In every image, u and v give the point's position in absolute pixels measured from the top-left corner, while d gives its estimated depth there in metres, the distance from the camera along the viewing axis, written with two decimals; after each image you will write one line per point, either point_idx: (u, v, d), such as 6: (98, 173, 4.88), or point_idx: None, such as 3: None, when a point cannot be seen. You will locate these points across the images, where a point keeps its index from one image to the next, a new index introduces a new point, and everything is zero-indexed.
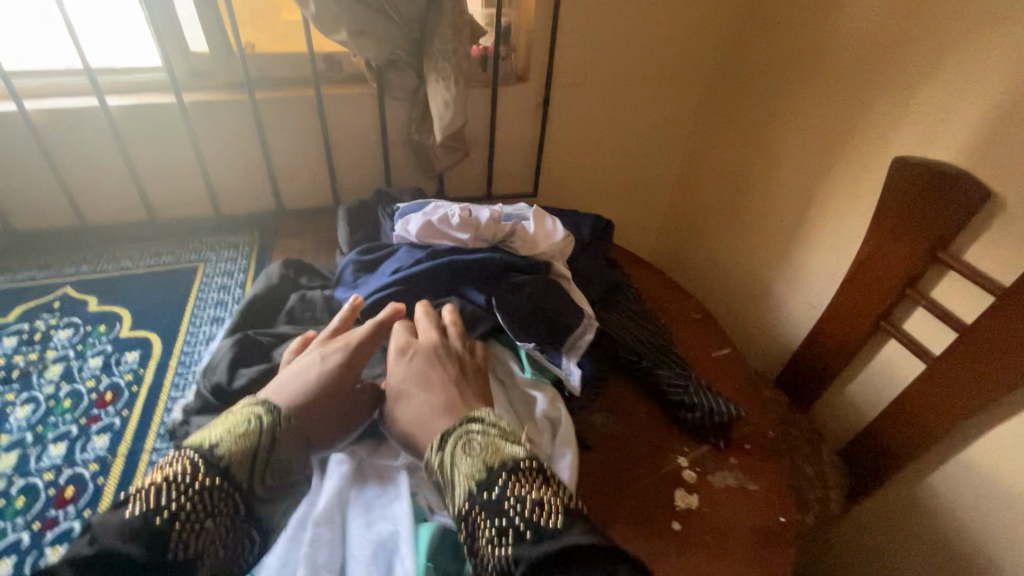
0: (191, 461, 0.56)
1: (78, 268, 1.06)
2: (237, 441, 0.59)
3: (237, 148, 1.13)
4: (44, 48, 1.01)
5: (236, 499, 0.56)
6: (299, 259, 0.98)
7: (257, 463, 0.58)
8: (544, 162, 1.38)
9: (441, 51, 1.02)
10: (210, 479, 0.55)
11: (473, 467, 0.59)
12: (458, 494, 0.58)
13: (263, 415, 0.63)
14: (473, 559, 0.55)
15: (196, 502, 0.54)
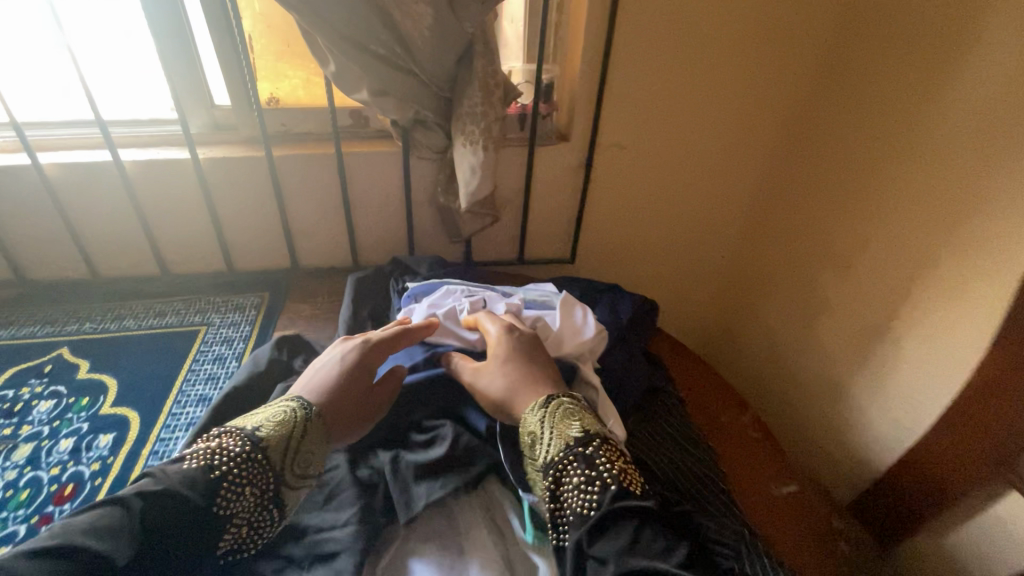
0: (238, 437, 0.60)
1: (81, 325, 1.01)
2: (276, 427, 0.62)
3: (254, 204, 1.07)
4: (70, 101, 0.98)
5: (270, 476, 0.59)
6: (296, 336, 0.90)
7: (291, 445, 0.62)
8: (584, 226, 1.24)
9: (469, 113, 0.92)
10: (251, 454, 0.59)
11: (570, 429, 0.63)
12: (547, 446, 0.63)
13: (297, 408, 0.65)
14: (550, 502, 0.61)
15: (242, 468, 0.58)
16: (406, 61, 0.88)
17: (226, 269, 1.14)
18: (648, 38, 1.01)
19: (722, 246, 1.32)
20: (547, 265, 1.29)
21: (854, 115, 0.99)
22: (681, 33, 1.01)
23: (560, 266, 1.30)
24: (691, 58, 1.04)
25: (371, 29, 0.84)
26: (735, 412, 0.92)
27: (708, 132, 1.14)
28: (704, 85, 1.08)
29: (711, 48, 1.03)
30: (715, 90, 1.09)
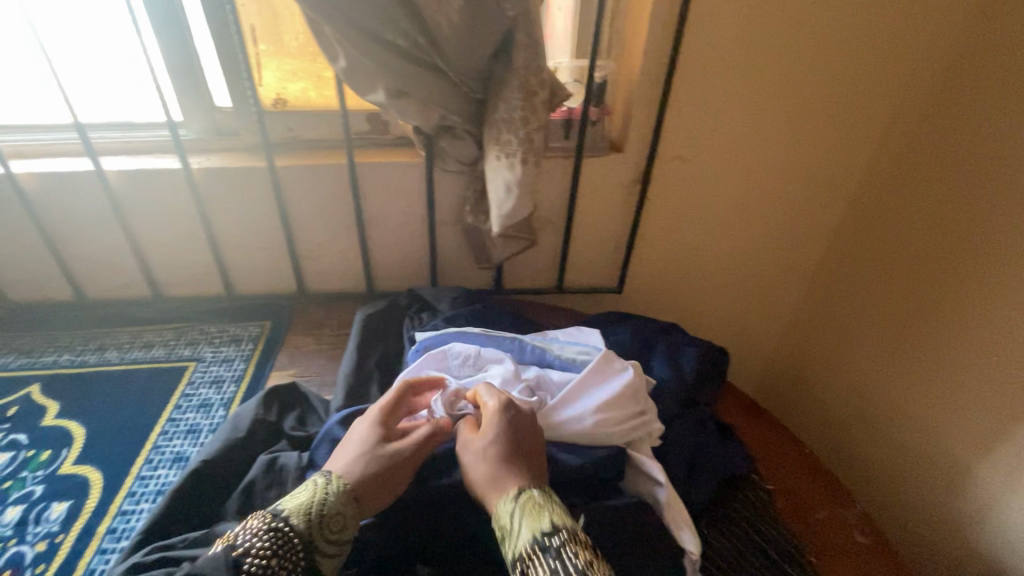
0: (259, 522, 0.51)
1: (59, 356, 0.89)
2: (299, 502, 0.52)
3: (255, 221, 0.93)
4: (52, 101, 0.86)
5: (299, 554, 0.50)
6: (286, 387, 0.75)
7: (316, 519, 0.51)
8: (636, 251, 1.05)
9: (505, 119, 0.75)
10: (274, 537, 0.50)
11: (530, 526, 0.49)
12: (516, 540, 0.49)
13: (322, 477, 0.55)
14: None
15: (268, 553, 0.49)
16: (431, 56, 0.72)
17: (224, 293, 1.01)
18: (729, 26, 0.81)
19: (801, 278, 1.11)
20: (589, 295, 1.11)
21: (1001, 125, 0.76)
22: (770, 21, 0.81)
23: (604, 296, 1.11)
24: (781, 52, 0.84)
25: (387, 14, 0.68)
26: (834, 504, 0.72)
27: (794, 142, 0.93)
28: (794, 86, 0.87)
29: (808, 39, 0.83)
30: (807, 92, 0.88)
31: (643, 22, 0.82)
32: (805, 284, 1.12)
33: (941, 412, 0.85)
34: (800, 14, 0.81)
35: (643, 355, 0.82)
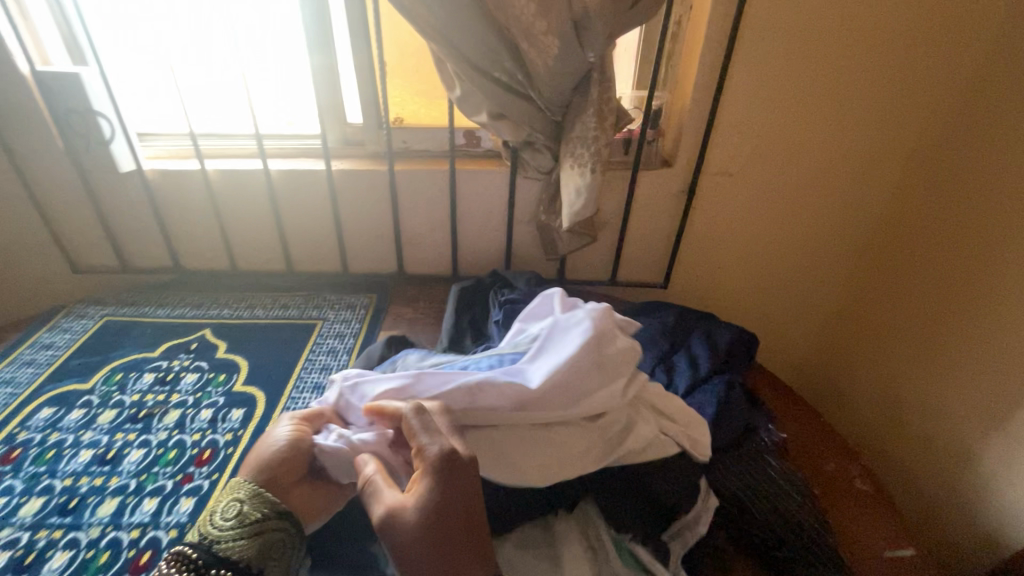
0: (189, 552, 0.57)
1: (221, 311, 1.15)
2: (232, 527, 0.59)
3: (372, 213, 1.17)
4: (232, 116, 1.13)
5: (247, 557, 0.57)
6: (402, 337, 0.96)
7: (254, 534, 0.58)
8: (681, 252, 1.23)
9: (579, 137, 0.95)
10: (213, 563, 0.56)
11: None
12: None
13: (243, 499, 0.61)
14: None
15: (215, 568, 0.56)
16: (525, 87, 0.93)
17: (341, 271, 1.25)
18: (764, 66, 1.00)
19: (833, 282, 1.24)
20: (638, 289, 1.28)
21: (1002, 148, 0.90)
22: (800, 62, 0.99)
23: (652, 291, 1.28)
24: (809, 86, 1.01)
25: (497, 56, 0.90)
26: (843, 460, 0.87)
27: (823, 161, 1.09)
28: (822, 115, 1.04)
29: (832, 76, 1.00)
30: (833, 119, 1.04)
31: (695, 61, 1.02)
32: (836, 287, 1.25)
33: (951, 397, 0.97)
34: (826, 56, 0.98)
35: (681, 337, 0.99)
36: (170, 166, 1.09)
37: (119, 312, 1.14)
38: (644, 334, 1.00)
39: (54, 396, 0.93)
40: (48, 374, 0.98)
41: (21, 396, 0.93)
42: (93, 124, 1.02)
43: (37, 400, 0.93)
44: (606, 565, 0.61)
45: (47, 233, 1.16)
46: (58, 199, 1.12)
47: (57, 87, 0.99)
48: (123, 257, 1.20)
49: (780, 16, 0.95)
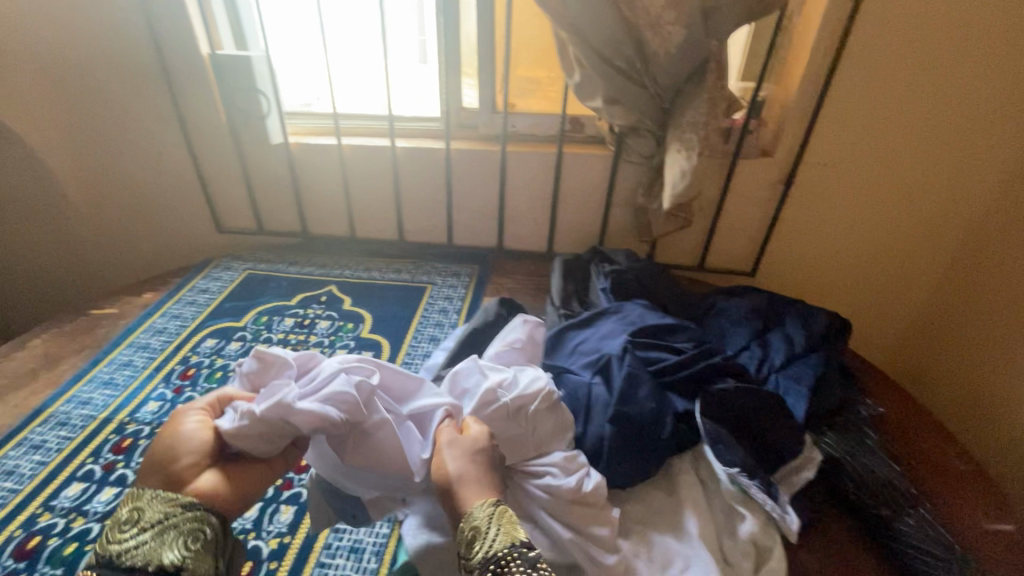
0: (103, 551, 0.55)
1: (343, 271, 1.29)
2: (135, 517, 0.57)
3: (481, 189, 1.28)
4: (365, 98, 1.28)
5: (155, 533, 0.55)
6: (513, 300, 1.04)
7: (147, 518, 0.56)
8: (772, 241, 1.26)
9: (690, 121, 1.01)
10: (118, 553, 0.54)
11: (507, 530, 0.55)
12: (484, 544, 0.54)
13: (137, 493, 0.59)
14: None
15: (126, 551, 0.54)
16: (640, 74, 1.00)
17: (444, 243, 1.37)
18: (874, 58, 1.03)
19: (935, 276, 1.25)
20: (724, 275, 1.32)
21: None
22: (912, 55, 1.02)
23: (738, 278, 1.32)
24: (917, 81, 1.04)
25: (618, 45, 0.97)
26: (940, 440, 0.89)
27: (925, 159, 1.12)
28: (929, 108, 1.06)
29: (945, 69, 1.02)
30: (941, 112, 1.06)
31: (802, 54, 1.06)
32: (930, 282, 1.27)
33: None
34: (939, 50, 1.01)
35: (772, 316, 1.02)
36: (312, 141, 1.24)
37: (257, 267, 1.29)
38: (736, 312, 1.03)
39: (214, 330, 1.09)
40: (206, 314, 1.13)
41: (187, 329, 1.09)
42: (256, 101, 1.18)
43: (200, 332, 1.08)
44: (716, 489, 0.67)
45: (203, 197, 1.34)
46: (214, 166, 1.29)
47: (230, 68, 1.15)
48: (259, 221, 1.37)
49: (894, 11, 0.99)
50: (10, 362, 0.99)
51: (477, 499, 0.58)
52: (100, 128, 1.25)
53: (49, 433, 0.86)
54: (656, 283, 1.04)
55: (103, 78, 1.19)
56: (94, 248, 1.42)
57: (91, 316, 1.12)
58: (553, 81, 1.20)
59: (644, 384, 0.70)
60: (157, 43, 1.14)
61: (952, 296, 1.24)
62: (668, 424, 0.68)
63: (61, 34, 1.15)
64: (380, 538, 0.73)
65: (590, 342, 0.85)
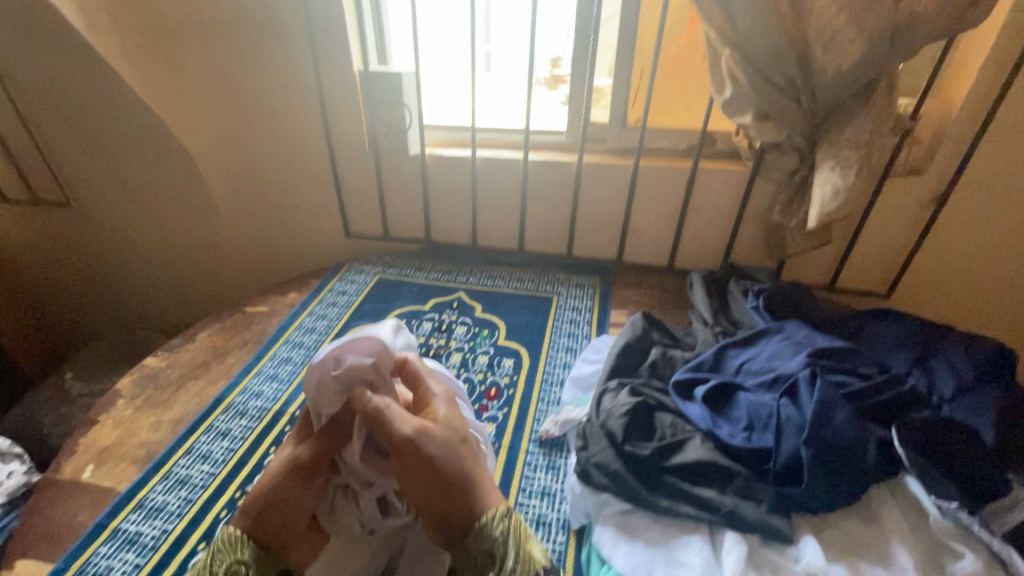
0: None
1: (468, 277, 1.33)
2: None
3: (608, 203, 1.29)
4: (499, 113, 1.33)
5: None
6: (654, 316, 1.04)
7: None
8: (914, 264, 1.20)
9: (850, 139, 0.98)
10: None
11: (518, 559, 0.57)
12: (501, 571, 0.56)
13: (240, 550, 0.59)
14: None
15: None
16: (797, 91, 0.98)
17: (564, 254, 1.39)
18: None
19: None
20: (856, 296, 1.28)
21: None
22: None
23: (871, 299, 1.27)
24: None
25: (779, 62, 0.96)
26: None
27: None
28: None
29: None
30: None
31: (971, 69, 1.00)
32: None
33: None
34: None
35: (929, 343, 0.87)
36: (447, 153, 1.30)
37: (387, 271, 1.34)
38: (886, 336, 0.91)
39: None
40: (349, 315, 1.19)
41: (335, 328, 1.15)
42: (400, 115, 1.23)
43: (348, 332, 1.13)
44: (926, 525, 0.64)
45: (336, 202, 1.41)
46: (351, 175, 1.36)
47: (379, 84, 1.21)
48: (387, 227, 1.43)
49: None
50: (184, 353, 1.07)
51: (488, 510, 0.60)
52: (251, 138, 1.34)
53: (232, 422, 0.92)
54: (807, 303, 1.01)
55: (259, 91, 1.28)
56: (235, 247, 1.53)
57: (246, 313, 1.19)
58: (707, 92, 1.18)
59: (840, 408, 0.68)
60: (314, 60, 1.22)
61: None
62: (871, 452, 0.65)
63: (224, 51, 1.23)
64: (558, 546, 0.72)
65: (756, 362, 0.83)
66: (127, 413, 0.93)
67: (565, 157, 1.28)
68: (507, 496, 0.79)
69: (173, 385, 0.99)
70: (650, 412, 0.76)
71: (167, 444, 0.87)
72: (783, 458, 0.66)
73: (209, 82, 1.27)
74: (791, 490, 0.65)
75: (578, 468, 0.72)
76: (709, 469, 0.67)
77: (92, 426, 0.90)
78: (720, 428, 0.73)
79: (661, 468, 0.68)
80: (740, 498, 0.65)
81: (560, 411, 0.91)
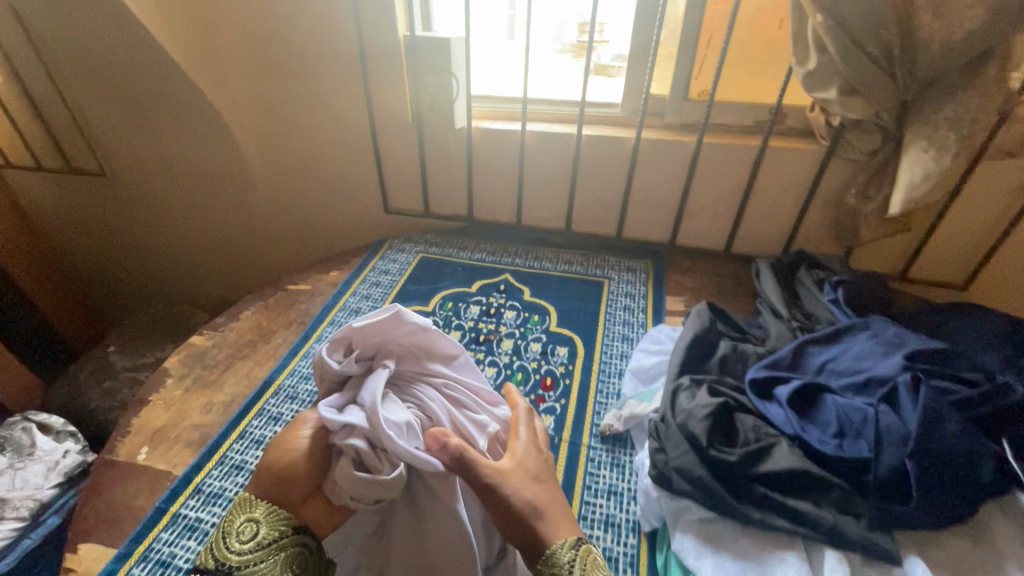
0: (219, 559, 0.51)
1: (514, 258, 1.27)
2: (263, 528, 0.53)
3: (665, 183, 1.22)
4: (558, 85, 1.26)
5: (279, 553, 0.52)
6: (718, 305, 0.98)
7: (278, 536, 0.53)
8: (997, 255, 1.12)
9: (948, 118, 0.89)
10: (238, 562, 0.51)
11: None
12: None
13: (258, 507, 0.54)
14: None
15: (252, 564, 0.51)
16: (892, 63, 0.89)
17: (613, 235, 1.32)
18: None
19: None
20: (928, 287, 1.20)
21: None
22: None
23: (944, 291, 1.19)
24: None
25: (874, 31, 0.87)
26: None
27: None
28: None
29: None
30: None
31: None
32: None
33: None
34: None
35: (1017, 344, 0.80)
36: (495, 126, 1.23)
37: (429, 250, 1.30)
38: (971, 335, 0.83)
39: None
40: (394, 295, 1.15)
41: None
42: (446, 85, 1.16)
43: None
44: None
45: (377, 177, 1.36)
46: (392, 149, 1.30)
47: (426, 51, 1.14)
48: (428, 204, 1.37)
49: None
50: (230, 332, 1.04)
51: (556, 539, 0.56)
52: (290, 109, 1.29)
53: (283, 405, 0.89)
54: (889, 296, 0.94)
55: (298, 59, 1.21)
56: (272, 221, 1.49)
57: (289, 292, 1.16)
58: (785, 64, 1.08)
59: (950, 419, 0.62)
60: (358, 25, 1.14)
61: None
62: (985, 469, 0.60)
63: (262, 14, 1.16)
64: (631, 549, 0.69)
65: (842, 362, 0.78)
66: (177, 394, 0.91)
67: (621, 133, 1.20)
68: (572, 494, 0.76)
69: (221, 366, 0.97)
70: (730, 413, 0.71)
71: (220, 428, 0.85)
72: (886, 471, 0.61)
73: (247, 48, 1.21)
74: (896, 506, 0.60)
75: (656, 472, 0.68)
76: (802, 480, 0.62)
77: (143, 407, 0.89)
78: (809, 433, 0.68)
79: (748, 476, 0.64)
80: (838, 512, 0.61)
81: (623, 405, 0.87)
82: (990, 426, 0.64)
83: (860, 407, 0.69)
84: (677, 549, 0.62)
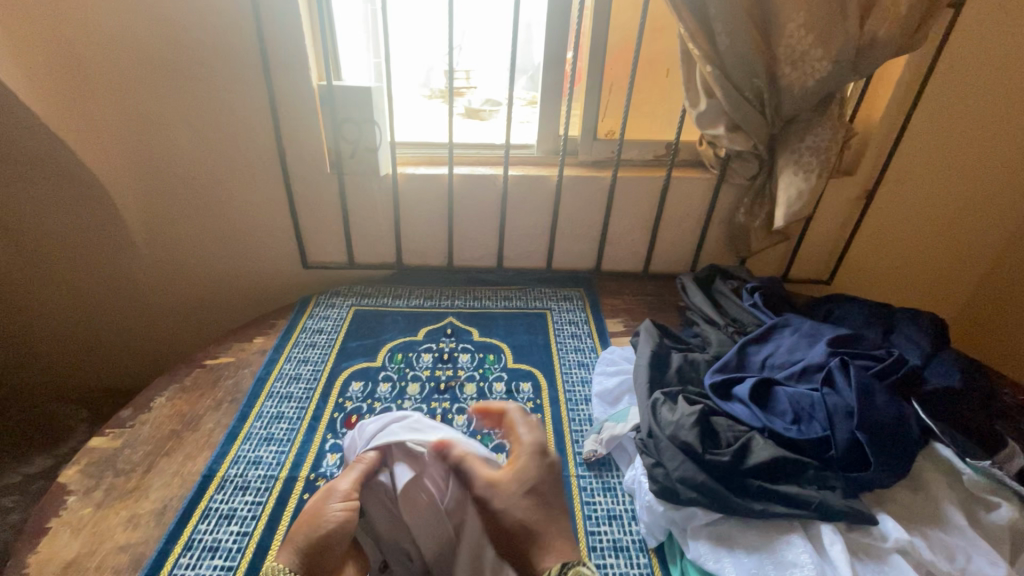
0: None
1: (451, 301, 1.25)
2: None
3: (586, 215, 1.31)
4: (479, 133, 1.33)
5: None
6: (658, 323, 1.06)
7: None
8: (849, 253, 1.36)
9: (810, 146, 1.06)
10: None
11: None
12: None
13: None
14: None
15: None
16: (764, 103, 1.05)
17: (543, 267, 1.38)
18: (953, 87, 1.13)
19: (970, 279, 1.40)
20: (805, 284, 1.42)
21: None
22: (980, 86, 1.12)
23: (816, 286, 1.42)
24: (981, 109, 1.15)
25: (750, 74, 1.01)
26: None
27: (981, 178, 1.23)
28: (1002, 125, 1.17)
29: (1004, 98, 1.13)
30: (1012, 134, 1.18)
31: (892, 81, 1.13)
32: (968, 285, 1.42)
33: None
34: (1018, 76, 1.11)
35: (885, 319, 0.98)
36: (422, 171, 1.23)
37: (362, 302, 1.23)
38: (853, 317, 1.00)
39: (355, 371, 1.02)
40: (335, 354, 1.06)
41: (324, 372, 1.02)
42: (369, 132, 1.13)
43: (341, 374, 1.01)
44: (961, 484, 0.72)
45: (292, 232, 1.26)
46: (309, 199, 1.22)
47: (345, 100, 1.11)
48: (353, 254, 1.31)
49: (983, 43, 1.08)
50: (143, 425, 0.89)
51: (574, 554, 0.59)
52: (179, 164, 1.14)
53: (234, 500, 0.78)
54: (788, 296, 1.10)
55: (191, 108, 1.09)
56: (161, 289, 1.31)
57: (209, 367, 1.02)
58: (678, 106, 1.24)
59: (877, 391, 0.74)
60: (266, 75, 1.07)
61: (997, 287, 1.37)
62: (912, 428, 0.73)
63: (141, 63, 1.04)
64: (645, 569, 0.70)
65: (778, 355, 0.89)
66: (87, 513, 0.75)
67: (543, 171, 1.27)
68: (575, 528, 0.75)
69: (141, 468, 0.82)
70: (707, 416, 0.78)
71: (157, 542, 0.72)
72: (844, 444, 0.71)
73: (128, 97, 1.07)
74: (859, 472, 0.70)
75: (659, 486, 0.73)
76: (783, 465, 0.71)
77: (42, 537, 0.71)
78: (777, 424, 0.77)
79: (740, 471, 0.71)
80: (818, 488, 0.70)
81: (600, 429, 0.89)
82: (900, 391, 0.79)
83: (809, 397, 0.79)
84: (696, 556, 0.68)
